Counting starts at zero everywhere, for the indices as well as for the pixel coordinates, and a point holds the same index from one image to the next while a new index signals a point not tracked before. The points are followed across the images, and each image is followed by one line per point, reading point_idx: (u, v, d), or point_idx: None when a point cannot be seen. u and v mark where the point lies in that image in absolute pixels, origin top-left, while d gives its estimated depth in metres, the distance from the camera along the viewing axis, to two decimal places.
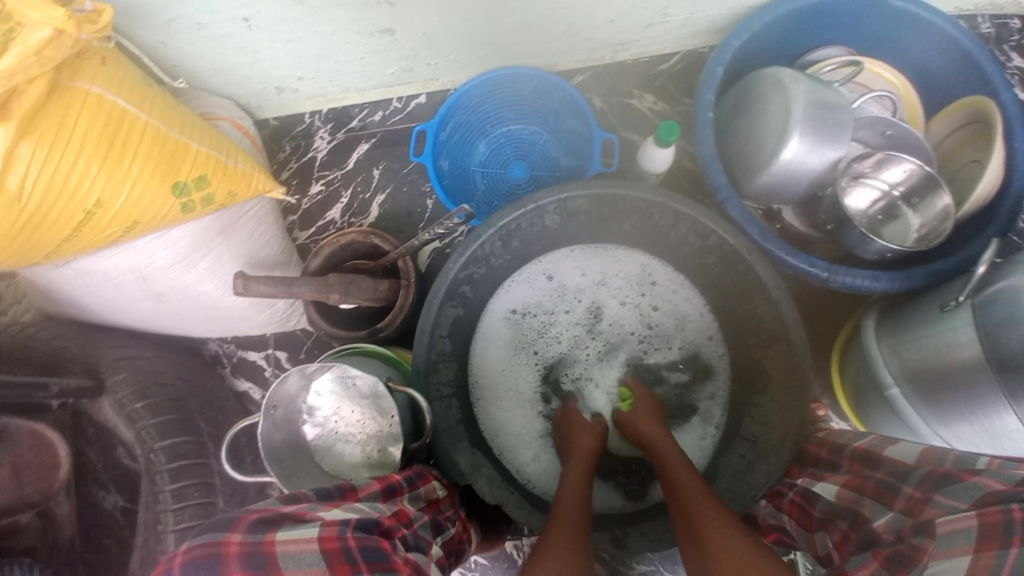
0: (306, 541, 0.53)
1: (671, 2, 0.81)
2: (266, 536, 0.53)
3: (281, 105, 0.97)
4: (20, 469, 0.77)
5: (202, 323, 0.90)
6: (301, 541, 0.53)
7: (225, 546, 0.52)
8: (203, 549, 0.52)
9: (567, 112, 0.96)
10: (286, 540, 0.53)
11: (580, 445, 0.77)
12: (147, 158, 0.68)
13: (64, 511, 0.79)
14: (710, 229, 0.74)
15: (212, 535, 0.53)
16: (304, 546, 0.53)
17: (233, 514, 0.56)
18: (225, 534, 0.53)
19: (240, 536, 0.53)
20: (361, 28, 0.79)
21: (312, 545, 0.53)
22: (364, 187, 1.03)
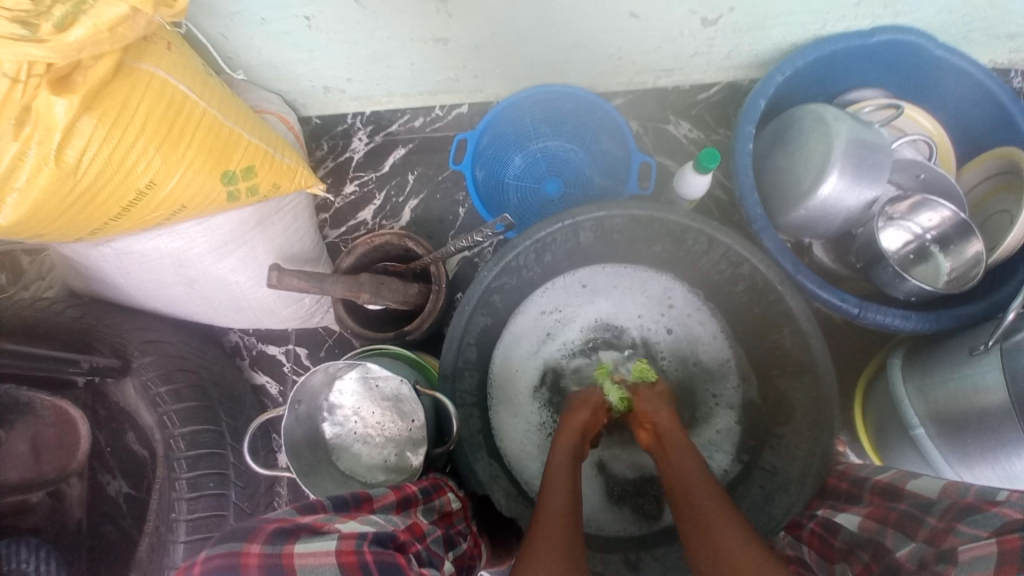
0: (325, 554, 0.50)
1: (718, 33, 0.84)
2: (285, 549, 0.50)
3: (324, 105, 0.99)
4: (39, 446, 0.81)
5: (228, 313, 0.90)
6: (319, 554, 0.50)
7: (243, 556, 0.49)
8: (219, 559, 0.48)
9: (607, 133, 0.97)
10: (304, 553, 0.50)
11: (573, 423, 0.72)
12: (201, 144, 0.70)
13: (73, 492, 0.82)
14: (743, 257, 0.75)
15: (229, 544, 0.50)
16: (324, 560, 0.49)
17: (252, 521, 0.52)
18: (243, 544, 0.49)
19: (259, 547, 0.49)
20: (416, 36, 0.82)
21: (331, 559, 0.49)
22: (397, 191, 1.05)
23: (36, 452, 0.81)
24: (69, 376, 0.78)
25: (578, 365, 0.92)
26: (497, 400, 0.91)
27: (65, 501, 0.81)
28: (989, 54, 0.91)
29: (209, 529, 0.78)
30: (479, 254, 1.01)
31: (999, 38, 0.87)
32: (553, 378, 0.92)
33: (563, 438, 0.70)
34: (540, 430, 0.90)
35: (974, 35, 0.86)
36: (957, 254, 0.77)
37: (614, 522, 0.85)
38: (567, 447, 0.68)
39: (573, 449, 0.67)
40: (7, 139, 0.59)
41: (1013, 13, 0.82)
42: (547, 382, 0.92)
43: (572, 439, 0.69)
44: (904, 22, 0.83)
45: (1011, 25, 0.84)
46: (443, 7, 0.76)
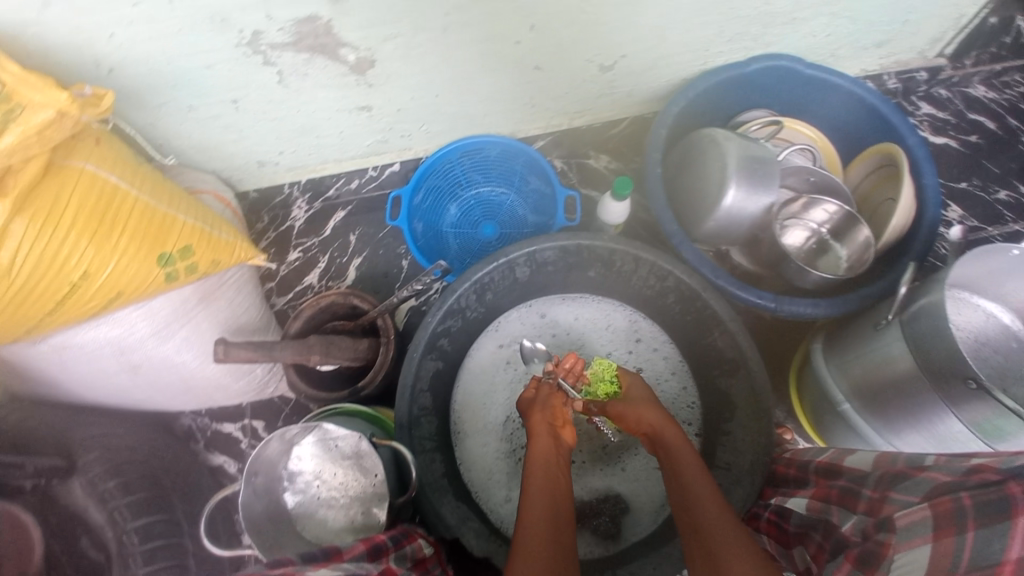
0: None
1: (616, 75, 0.93)
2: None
3: (260, 178, 1.03)
4: None
5: (177, 395, 0.90)
6: None
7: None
8: None
9: (533, 174, 1.04)
10: None
11: (538, 421, 0.73)
12: (136, 232, 0.72)
13: None
14: (668, 271, 0.81)
15: None
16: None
17: None
18: None
19: None
20: (341, 107, 0.88)
21: None
22: (341, 252, 1.08)
23: None
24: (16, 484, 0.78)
25: None
26: (463, 428, 0.93)
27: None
28: (863, 62, 1.04)
29: None
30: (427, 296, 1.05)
31: (868, 46, 1.00)
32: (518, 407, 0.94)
33: (537, 444, 0.70)
34: (509, 455, 0.92)
35: (841, 51, 0.99)
36: (850, 242, 0.86)
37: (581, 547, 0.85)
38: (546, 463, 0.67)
39: (547, 451, 0.69)
40: None
41: (869, 27, 0.95)
42: (506, 413, 0.94)
43: (545, 446, 0.70)
44: (775, 50, 0.95)
45: (871, 37, 0.97)
46: (362, 78, 0.82)
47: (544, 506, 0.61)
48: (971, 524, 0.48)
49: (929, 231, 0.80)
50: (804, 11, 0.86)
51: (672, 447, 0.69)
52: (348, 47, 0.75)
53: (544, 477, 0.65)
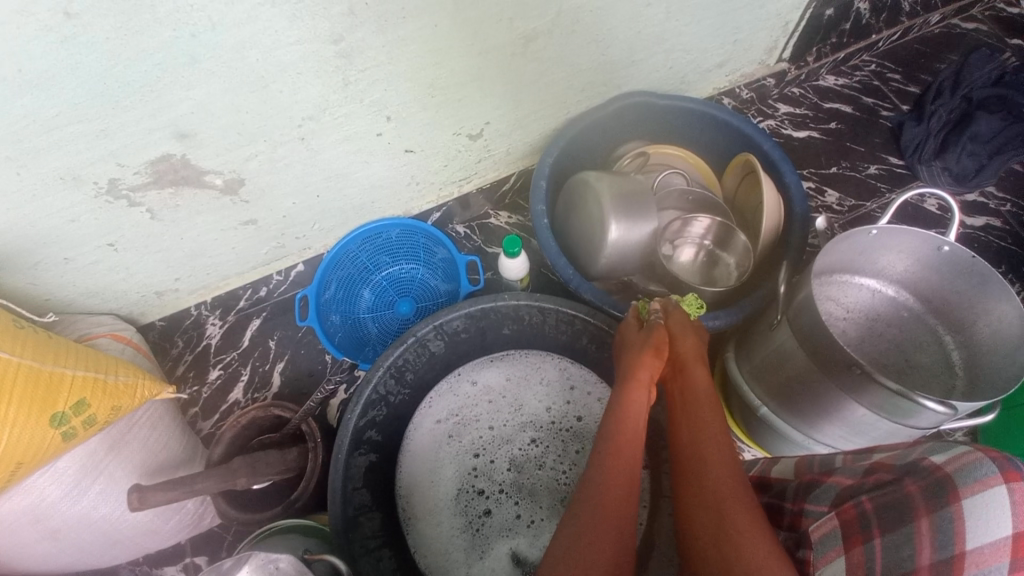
0: None
1: (487, 140, 0.98)
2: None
3: (164, 306, 1.02)
4: None
5: (103, 551, 0.85)
6: None
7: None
8: None
9: (436, 245, 1.06)
10: None
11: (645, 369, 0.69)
12: (24, 398, 0.70)
13: None
14: (572, 315, 0.84)
15: None
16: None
17: None
18: None
19: None
20: (225, 225, 0.89)
21: None
22: (262, 360, 1.06)
23: None
24: None
25: (489, 461, 0.92)
26: (413, 513, 0.90)
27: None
28: (712, 82, 1.13)
29: None
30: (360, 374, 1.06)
31: (711, 68, 1.08)
32: (468, 477, 0.91)
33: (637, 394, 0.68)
34: (466, 530, 0.89)
35: (688, 77, 1.07)
36: (734, 249, 0.91)
37: None
38: (630, 409, 0.66)
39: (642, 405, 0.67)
40: None
41: (705, 53, 1.03)
42: (457, 487, 0.91)
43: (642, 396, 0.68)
44: (627, 89, 1.02)
45: (710, 60, 1.06)
46: (237, 197, 0.84)
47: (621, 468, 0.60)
48: (874, 530, 0.49)
49: (802, 225, 0.85)
50: (639, 53, 0.94)
51: (692, 382, 0.68)
52: (213, 172, 0.78)
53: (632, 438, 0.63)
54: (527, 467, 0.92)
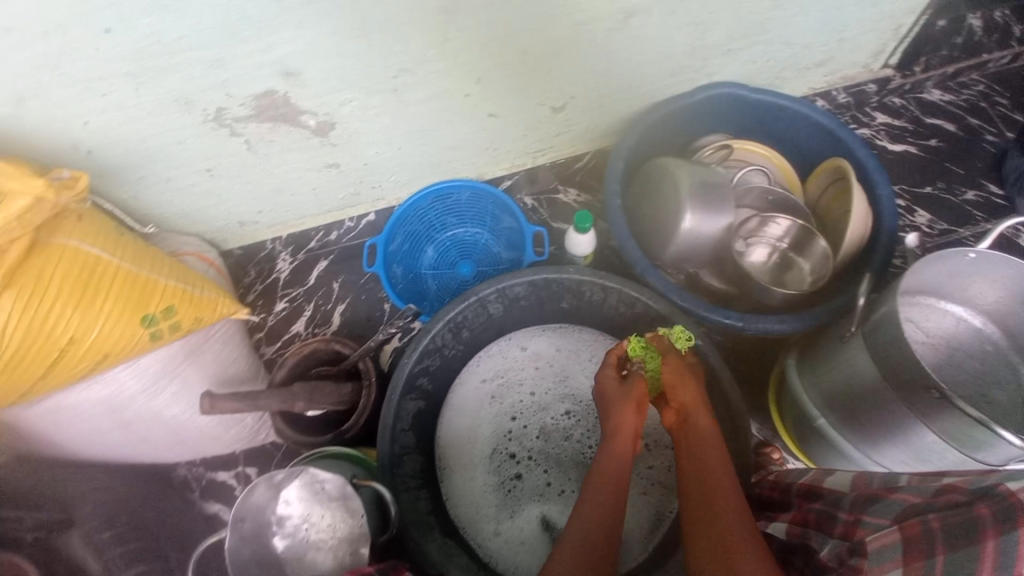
0: None
1: (570, 114, 0.98)
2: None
3: (243, 235, 1.08)
4: None
5: (171, 447, 0.93)
6: None
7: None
8: None
9: (505, 211, 1.08)
10: None
11: (626, 423, 0.73)
12: (119, 297, 0.76)
13: None
14: (634, 297, 0.84)
15: None
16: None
17: None
18: None
19: None
20: (311, 165, 0.93)
21: None
22: (325, 299, 1.11)
23: None
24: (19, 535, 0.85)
25: (527, 427, 0.94)
26: (449, 463, 0.93)
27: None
28: (808, 81, 1.09)
29: None
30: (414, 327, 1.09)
31: (810, 67, 1.04)
32: (504, 439, 0.94)
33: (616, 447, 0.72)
34: (498, 488, 0.92)
35: (785, 73, 1.04)
36: (811, 255, 0.89)
37: None
38: (615, 463, 0.70)
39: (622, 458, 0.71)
40: None
41: (807, 49, 0.99)
42: (493, 446, 0.94)
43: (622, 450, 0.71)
44: (720, 78, 1.00)
45: (811, 58, 1.02)
46: (327, 139, 0.88)
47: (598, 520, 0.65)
48: (939, 548, 0.49)
49: (889, 240, 0.82)
50: (738, 41, 0.91)
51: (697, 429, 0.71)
52: (309, 112, 0.81)
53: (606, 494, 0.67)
54: (564, 438, 0.94)
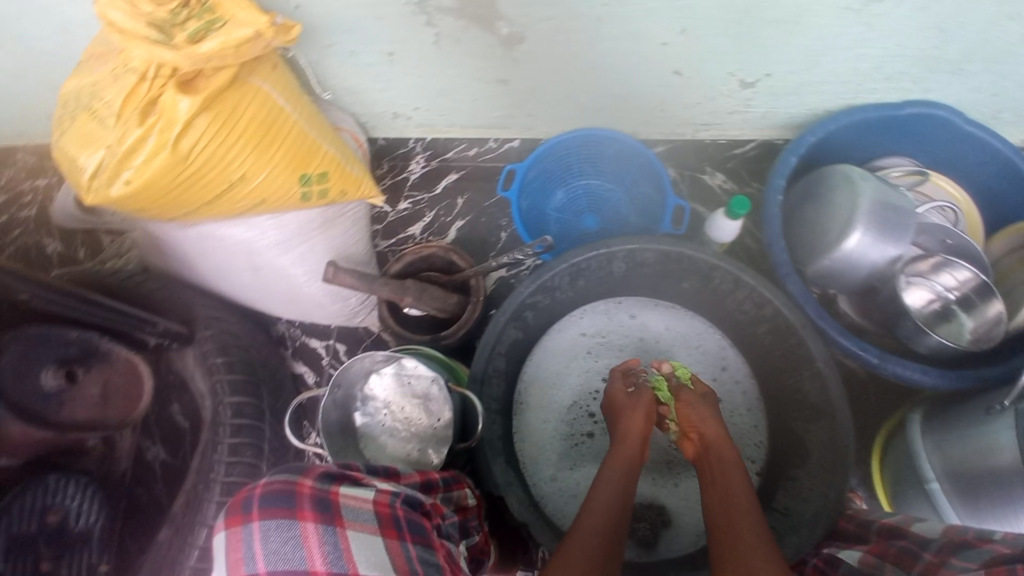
0: (365, 500, 0.58)
1: (755, 94, 0.92)
2: (330, 488, 0.58)
3: (391, 128, 1.10)
4: (110, 390, 0.87)
5: (283, 302, 1.00)
6: (360, 499, 0.58)
7: (296, 486, 0.57)
8: (278, 486, 0.57)
9: (649, 177, 1.04)
10: (348, 494, 0.58)
11: (632, 427, 0.75)
12: (289, 150, 0.81)
13: (124, 444, 0.89)
14: (767, 299, 0.80)
15: (284, 475, 0.58)
16: (364, 504, 0.58)
17: (303, 464, 0.60)
18: (298, 477, 0.58)
19: (311, 482, 0.57)
20: (482, 77, 0.93)
21: (369, 506, 0.58)
22: (446, 212, 1.13)
23: (105, 396, 0.87)
24: (144, 335, 0.86)
25: None
26: (527, 399, 0.95)
27: (116, 449, 0.89)
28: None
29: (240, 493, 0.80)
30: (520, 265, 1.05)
31: None
32: (587, 396, 0.95)
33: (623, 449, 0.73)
34: (567, 438, 0.93)
35: (1005, 113, 0.92)
36: (979, 314, 0.81)
37: None
38: (622, 463, 0.71)
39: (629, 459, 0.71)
40: (135, 126, 0.70)
41: None
42: (575, 399, 0.95)
43: (629, 452, 0.72)
44: (933, 98, 0.89)
45: None
46: (508, 53, 0.87)
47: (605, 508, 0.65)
48: None
49: None
50: (976, 61, 0.81)
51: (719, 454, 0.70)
52: (505, 21, 0.80)
53: (613, 483, 0.68)
54: None
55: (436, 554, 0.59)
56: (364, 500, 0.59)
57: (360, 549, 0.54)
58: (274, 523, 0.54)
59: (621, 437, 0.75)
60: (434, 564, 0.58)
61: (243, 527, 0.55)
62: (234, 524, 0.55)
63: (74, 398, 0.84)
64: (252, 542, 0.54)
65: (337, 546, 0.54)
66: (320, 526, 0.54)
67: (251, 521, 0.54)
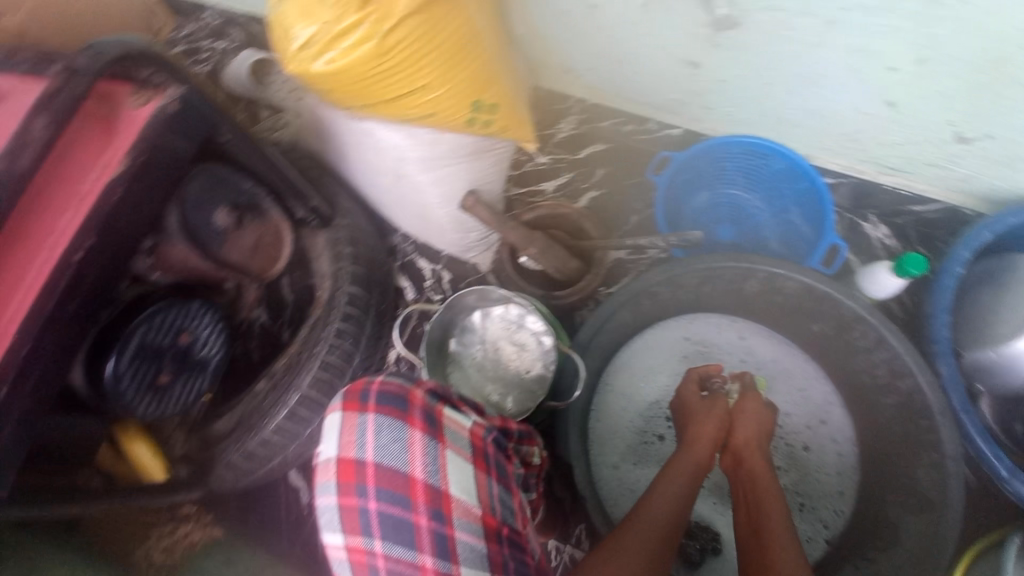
0: (464, 428, 0.62)
1: (966, 154, 0.83)
2: (437, 405, 0.62)
3: (558, 80, 1.06)
4: (259, 244, 0.84)
5: (410, 215, 1.03)
6: (460, 425, 0.63)
7: (411, 394, 0.62)
8: (395, 391, 0.62)
9: (812, 202, 0.96)
10: (451, 418, 0.62)
11: (705, 431, 0.74)
12: (473, 73, 0.81)
13: (251, 294, 0.90)
14: (909, 371, 0.75)
15: (400, 382, 0.63)
16: (462, 430, 0.62)
17: (417, 377, 0.66)
18: (412, 388, 0.63)
19: (422, 397, 0.62)
20: (675, 54, 0.87)
21: (467, 434, 0.62)
22: (584, 178, 1.12)
23: (255, 248, 0.84)
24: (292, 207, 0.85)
25: None
26: (612, 382, 0.95)
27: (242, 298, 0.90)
28: None
29: (331, 374, 0.85)
30: (644, 253, 1.04)
31: None
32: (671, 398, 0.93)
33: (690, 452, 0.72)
34: (639, 432, 0.93)
35: None
36: None
37: None
38: (689, 463, 0.71)
39: (695, 461, 0.71)
40: (353, 9, 0.71)
41: None
42: (658, 397, 0.94)
43: (701, 455, 0.72)
44: None
45: None
46: (713, 36, 0.80)
47: (667, 499, 0.66)
48: None
49: None
50: None
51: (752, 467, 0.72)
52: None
53: (682, 482, 0.68)
54: None
55: (512, 499, 0.63)
56: (462, 427, 0.63)
57: (453, 470, 0.59)
58: (386, 421, 0.60)
59: (690, 440, 0.74)
60: (509, 506, 0.62)
61: (360, 415, 0.61)
62: (353, 408, 0.62)
63: (232, 240, 0.82)
64: (365, 430, 0.60)
65: (435, 460, 0.59)
66: (425, 437, 0.60)
67: (368, 411, 0.60)
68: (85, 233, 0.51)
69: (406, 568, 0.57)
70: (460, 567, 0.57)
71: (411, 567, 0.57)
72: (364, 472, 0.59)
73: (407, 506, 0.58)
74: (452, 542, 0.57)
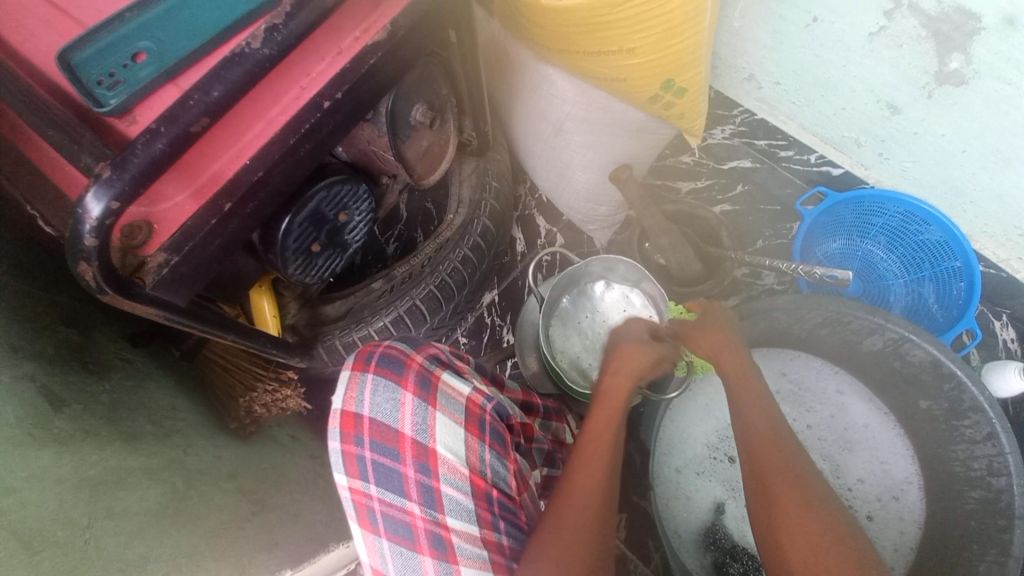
0: (459, 393, 0.61)
1: None
2: (434, 370, 0.61)
3: (732, 86, 1.01)
4: (428, 150, 0.75)
5: (547, 169, 1.04)
6: (456, 391, 0.61)
7: (409, 357, 0.61)
8: (394, 350, 0.61)
9: (955, 279, 0.94)
10: (447, 382, 0.61)
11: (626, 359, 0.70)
12: (680, 51, 0.78)
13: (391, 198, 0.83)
14: (1008, 472, 0.73)
15: (402, 344, 0.62)
16: (458, 397, 0.61)
17: (420, 339, 0.64)
18: (411, 351, 0.61)
19: (419, 359, 0.61)
20: (876, 95, 0.83)
21: (461, 400, 0.61)
22: (721, 190, 1.16)
23: (424, 152, 0.75)
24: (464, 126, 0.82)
25: None
26: (696, 390, 0.94)
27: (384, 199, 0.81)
28: None
29: (447, 293, 0.89)
30: (761, 278, 1.05)
31: None
32: None
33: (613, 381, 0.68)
34: (709, 448, 0.93)
35: None
36: None
37: (696, 562, 0.89)
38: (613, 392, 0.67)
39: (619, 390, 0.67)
40: None
41: None
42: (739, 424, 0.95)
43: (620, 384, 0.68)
44: None
45: None
46: (930, 87, 0.77)
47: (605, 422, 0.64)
48: None
49: None
50: None
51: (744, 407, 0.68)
52: (961, 55, 0.71)
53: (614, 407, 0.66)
54: None
55: (506, 465, 0.62)
56: (459, 393, 0.62)
57: (443, 431, 0.58)
58: (382, 381, 0.59)
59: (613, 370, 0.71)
60: (502, 473, 0.61)
61: (361, 373, 0.60)
62: (356, 368, 0.61)
63: (412, 140, 0.72)
64: (364, 388, 0.60)
65: (424, 420, 0.58)
66: (417, 399, 0.59)
67: (368, 371, 0.59)
68: (336, 87, 0.53)
69: (397, 514, 0.58)
70: (447, 518, 0.57)
71: (401, 513, 0.58)
72: (363, 426, 0.59)
73: (396, 459, 0.57)
74: (438, 496, 0.57)
